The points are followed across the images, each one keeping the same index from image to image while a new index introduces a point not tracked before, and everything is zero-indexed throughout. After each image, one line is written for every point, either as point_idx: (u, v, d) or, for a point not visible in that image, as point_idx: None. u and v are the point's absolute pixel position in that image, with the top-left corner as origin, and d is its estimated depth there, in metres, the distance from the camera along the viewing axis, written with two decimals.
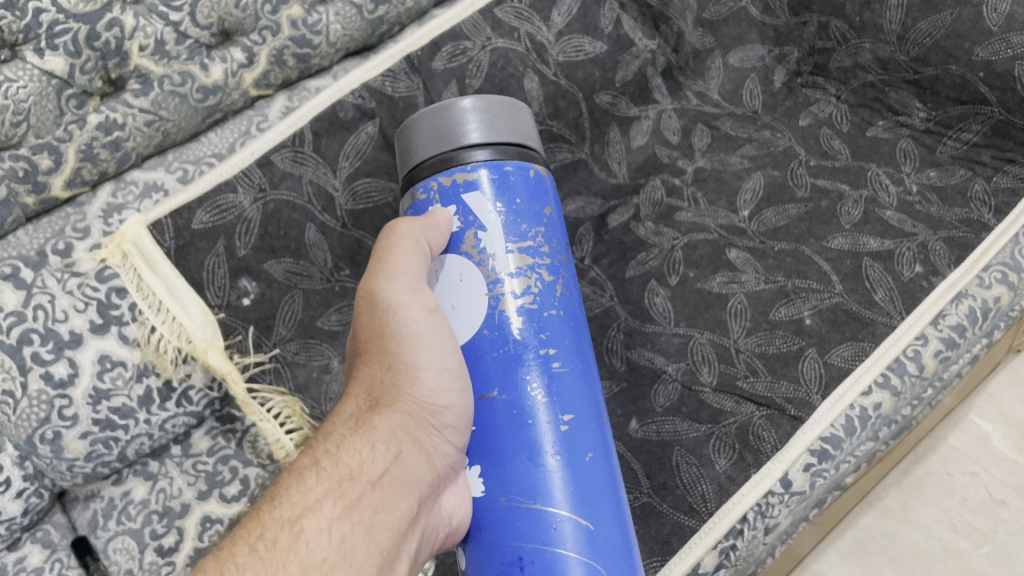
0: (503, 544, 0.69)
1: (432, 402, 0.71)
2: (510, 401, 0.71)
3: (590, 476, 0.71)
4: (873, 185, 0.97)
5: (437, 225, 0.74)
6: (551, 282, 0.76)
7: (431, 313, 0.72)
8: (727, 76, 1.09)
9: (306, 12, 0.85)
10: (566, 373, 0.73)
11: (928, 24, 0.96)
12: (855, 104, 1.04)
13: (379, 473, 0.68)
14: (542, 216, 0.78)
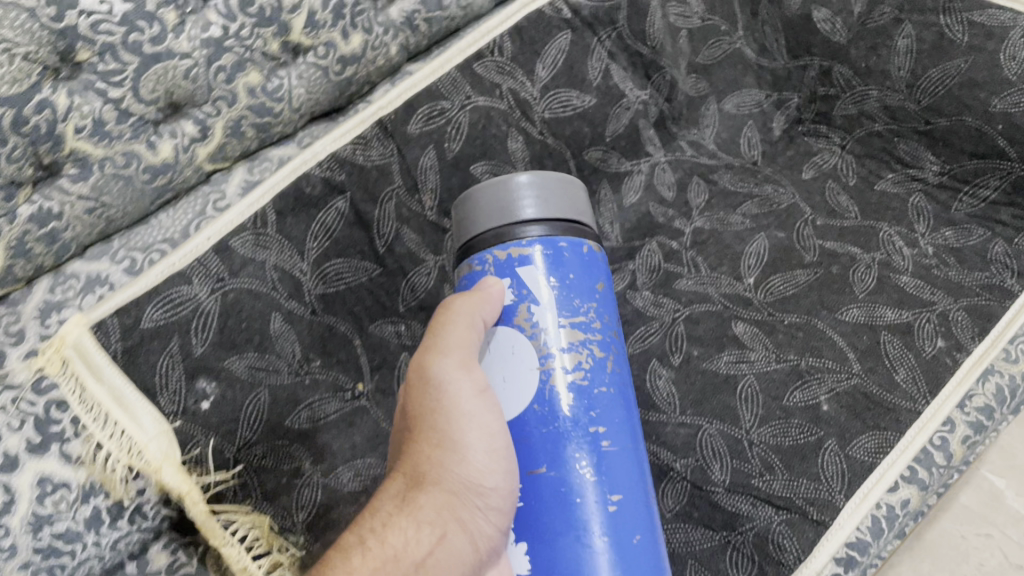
0: None
1: (479, 484, 0.65)
2: (559, 477, 0.66)
3: (638, 563, 0.66)
4: (885, 248, 0.90)
5: (491, 297, 0.70)
6: (603, 358, 0.72)
7: (481, 393, 0.68)
8: (723, 123, 1.03)
9: (265, 78, 0.77)
10: (617, 451, 0.68)
11: (939, 71, 0.90)
12: (862, 155, 0.97)
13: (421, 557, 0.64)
14: (595, 291, 0.74)
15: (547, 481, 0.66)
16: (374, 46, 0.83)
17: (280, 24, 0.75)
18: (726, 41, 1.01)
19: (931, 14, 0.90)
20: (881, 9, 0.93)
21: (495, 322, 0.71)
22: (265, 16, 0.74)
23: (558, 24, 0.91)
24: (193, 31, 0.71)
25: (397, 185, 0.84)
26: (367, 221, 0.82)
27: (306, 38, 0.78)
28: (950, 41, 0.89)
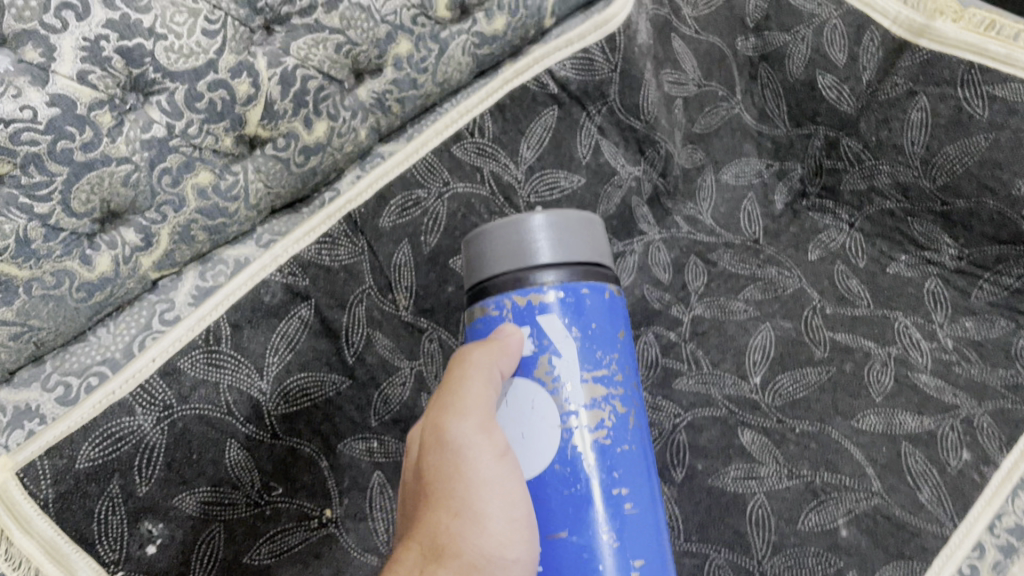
0: None
1: (501, 555, 0.58)
2: (583, 546, 0.63)
3: None
4: (902, 341, 0.83)
5: (509, 348, 0.65)
6: (624, 414, 0.68)
7: (499, 457, 0.61)
8: (721, 196, 0.96)
9: (217, 176, 0.68)
10: (638, 514, 0.66)
11: (957, 148, 0.84)
12: (872, 234, 0.90)
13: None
14: (617, 340, 0.70)
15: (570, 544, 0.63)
16: (341, 132, 0.75)
17: (234, 117, 0.67)
18: (724, 107, 0.95)
19: (948, 86, 0.83)
20: (893, 80, 0.86)
21: (512, 374, 0.66)
22: (216, 110, 0.66)
23: (543, 100, 0.86)
24: (133, 132, 0.63)
25: (369, 285, 0.77)
26: (333, 329, 0.74)
27: (264, 130, 0.70)
28: (969, 115, 0.82)
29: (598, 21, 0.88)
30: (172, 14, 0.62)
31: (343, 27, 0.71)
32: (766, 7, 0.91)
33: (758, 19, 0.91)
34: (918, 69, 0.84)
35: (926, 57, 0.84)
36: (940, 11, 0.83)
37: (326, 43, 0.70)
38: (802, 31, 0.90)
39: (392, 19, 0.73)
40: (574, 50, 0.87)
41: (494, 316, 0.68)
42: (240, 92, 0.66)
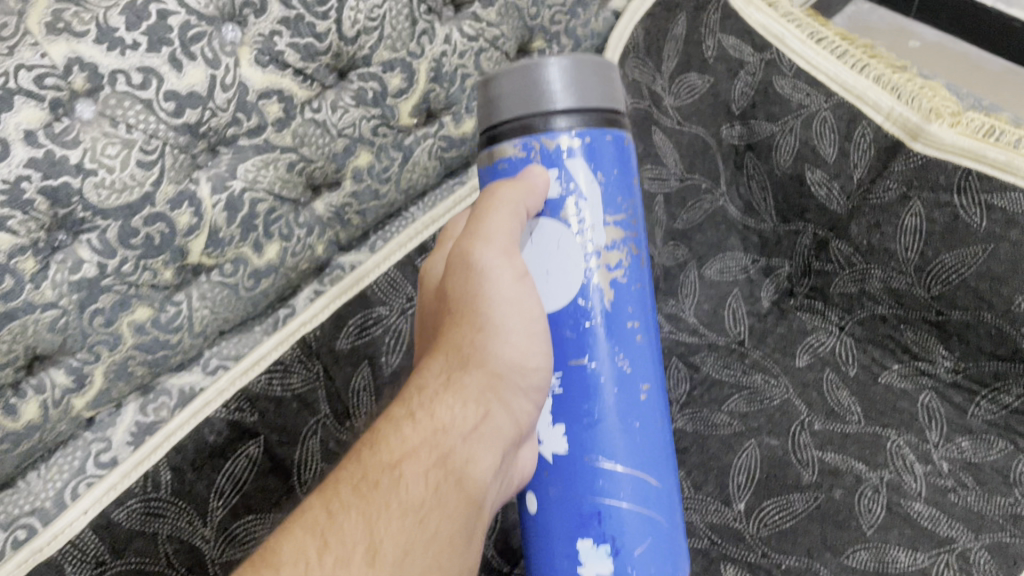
0: (578, 501, 0.61)
1: (522, 363, 0.58)
2: (593, 429, 0.61)
3: (649, 416, 0.63)
4: (894, 464, 0.78)
5: (535, 187, 0.60)
6: (639, 258, 0.64)
7: (521, 279, 0.59)
8: (704, 293, 0.91)
9: (157, 310, 0.63)
10: (645, 344, 0.64)
11: (954, 257, 0.78)
12: (864, 339, 0.86)
13: (467, 431, 0.56)
14: (633, 182, 0.64)
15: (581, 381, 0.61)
16: (295, 251, 0.70)
17: (173, 251, 0.62)
18: (708, 199, 0.93)
19: (942, 192, 0.78)
20: (885, 183, 0.81)
21: (538, 213, 0.61)
22: (154, 244, 0.60)
23: None
24: (60, 274, 0.57)
25: (324, 413, 0.73)
26: (283, 465, 0.71)
27: (209, 258, 0.64)
28: (966, 225, 0.77)
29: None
30: (103, 147, 0.57)
31: (296, 145, 0.66)
32: (751, 94, 0.89)
33: (743, 107, 0.90)
34: (911, 173, 0.79)
35: (921, 161, 0.79)
36: (936, 115, 0.78)
37: (277, 162, 0.65)
38: (789, 121, 0.87)
39: (350, 132, 0.69)
40: None
41: (517, 158, 0.60)
42: (180, 222, 0.61)
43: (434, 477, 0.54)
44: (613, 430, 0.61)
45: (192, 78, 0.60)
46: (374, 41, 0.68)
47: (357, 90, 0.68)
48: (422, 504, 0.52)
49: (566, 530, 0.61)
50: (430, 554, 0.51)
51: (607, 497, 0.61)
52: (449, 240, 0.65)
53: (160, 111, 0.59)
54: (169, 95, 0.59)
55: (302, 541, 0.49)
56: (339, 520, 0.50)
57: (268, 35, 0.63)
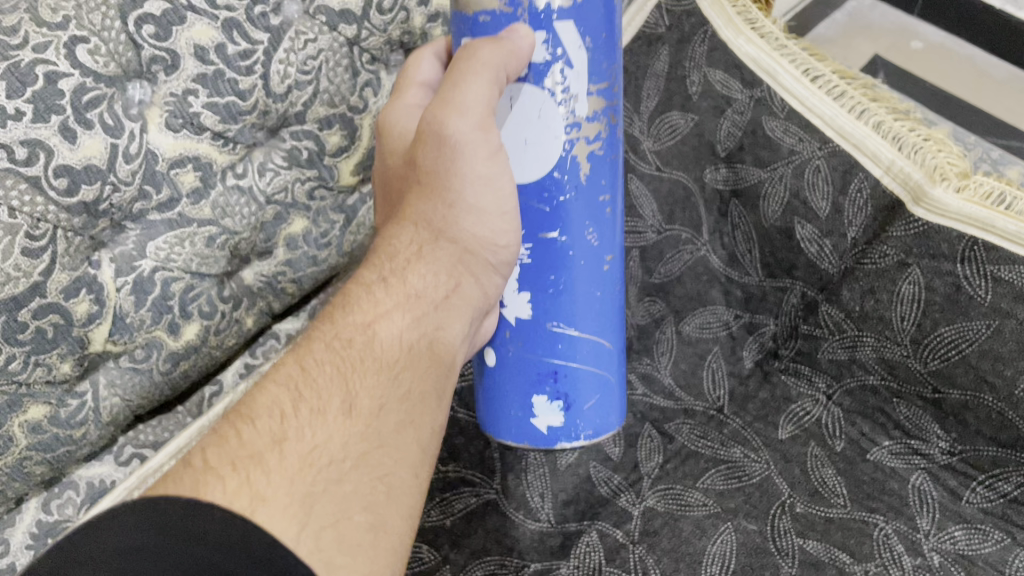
0: (541, 362, 0.65)
1: (491, 241, 0.59)
2: (556, 296, 0.63)
3: (609, 286, 0.65)
4: (881, 556, 0.72)
5: (519, 51, 0.56)
6: (617, 126, 0.63)
7: (495, 153, 0.57)
8: (681, 352, 0.85)
9: (57, 406, 0.56)
10: (613, 218, 0.64)
11: (953, 331, 0.71)
12: (853, 411, 0.80)
13: (440, 298, 0.58)
14: (619, 46, 0.61)
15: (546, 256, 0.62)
16: (219, 328, 0.63)
17: (71, 342, 0.54)
18: (688, 248, 0.86)
19: (945, 260, 0.70)
20: (881, 248, 0.74)
21: (521, 77, 0.58)
22: (46, 337, 0.53)
23: None
24: None
25: None
26: None
27: (115, 345, 0.57)
28: (969, 297, 0.70)
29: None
30: None
31: (216, 217, 0.59)
32: (738, 135, 0.81)
33: (730, 148, 0.82)
34: (910, 240, 0.72)
35: (922, 227, 0.71)
36: (942, 175, 0.70)
37: (194, 237, 0.58)
38: (779, 168, 0.79)
39: (281, 198, 0.63)
40: None
41: (501, 15, 0.57)
42: (77, 311, 0.53)
43: (408, 341, 0.55)
44: (573, 299, 0.63)
45: (89, 150, 0.50)
46: (308, 96, 0.61)
47: (290, 149, 0.62)
48: (396, 361, 0.53)
49: (524, 386, 0.65)
50: (405, 408, 0.52)
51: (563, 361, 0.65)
52: (415, 87, 0.61)
53: (50, 190, 0.49)
54: (60, 171, 0.49)
55: (275, 395, 0.48)
56: (311, 375, 0.50)
57: (182, 94, 0.54)
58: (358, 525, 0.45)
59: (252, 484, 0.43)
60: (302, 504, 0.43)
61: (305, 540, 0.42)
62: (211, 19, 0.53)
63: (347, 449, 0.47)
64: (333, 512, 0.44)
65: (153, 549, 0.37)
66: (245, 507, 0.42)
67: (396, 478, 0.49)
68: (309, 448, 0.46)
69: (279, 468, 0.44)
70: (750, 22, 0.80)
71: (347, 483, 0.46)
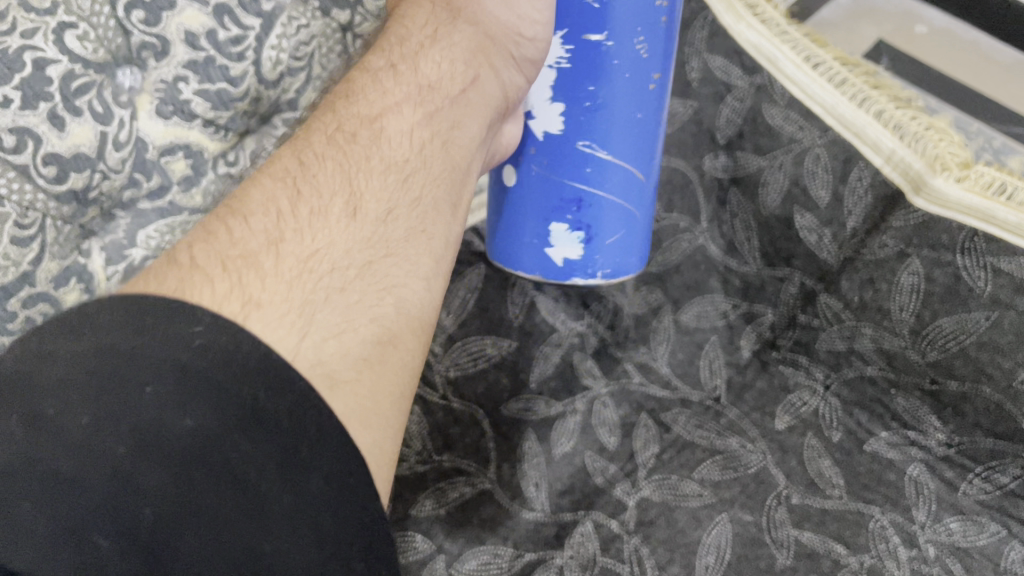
0: (564, 180, 0.77)
1: (514, 30, 0.62)
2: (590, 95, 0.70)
3: (649, 101, 0.72)
4: (876, 548, 0.72)
5: None
6: None
7: None
8: (680, 341, 0.85)
9: None
10: (666, 29, 0.68)
11: (952, 322, 0.71)
12: (850, 402, 0.79)
13: (455, 93, 0.57)
14: None
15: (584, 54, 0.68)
16: None
17: None
18: (686, 238, 0.88)
19: (944, 250, 0.70)
20: (881, 238, 0.74)
21: None
22: None
23: None
24: None
25: None
26: None
27: None
28: (968, 288, 0.69)
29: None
30: None
31: (208, 207, 0.57)
32: (738, 122, 0.81)
33: (729, 137, 0.82)
34: (910, 230, 0.71)
35: (922, 217, 0.70)
36: (943, 164, 0.68)
37: (186, 226, 0.57)
38: (779, 156, 0.79)
39: None
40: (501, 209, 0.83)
41: None
42: (67, 302, 0.52)
43: (418, 139, 0.53)
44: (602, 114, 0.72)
45: (77, 137, 0.49)
46: (300, 83, 0.59)
47: (283, 136, 0.60)
48: (408, 158, 0.51)
49: (549, 208, 0.79)
50: (414, 215, 0.50)
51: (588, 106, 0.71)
52: None
53: (38, 178, 0.49)
54: (48, 158, 0.49)
55: (272, 190, 0.46)
56: (312, 170, 0.48)
57: (172, 80, 0.54)
58: (365, 340, 0.44)
59: (246, 287, 0.41)
60: (302, 311, 0.42)
61: (308, 348, 0.41)
62: (202, 3, 0.53)
63: (352, 254, 0.46)
64: (338, 323, 0.43)
65: (126, 350, 0.37)
66: (237, 310, 0.40)
67: (405, 291, 0.47)
68: (311, 251, 0.44)
69: (276, 272, 0.42)
70: (751, 8, 0.77)
71: (350, 292, 0.45)
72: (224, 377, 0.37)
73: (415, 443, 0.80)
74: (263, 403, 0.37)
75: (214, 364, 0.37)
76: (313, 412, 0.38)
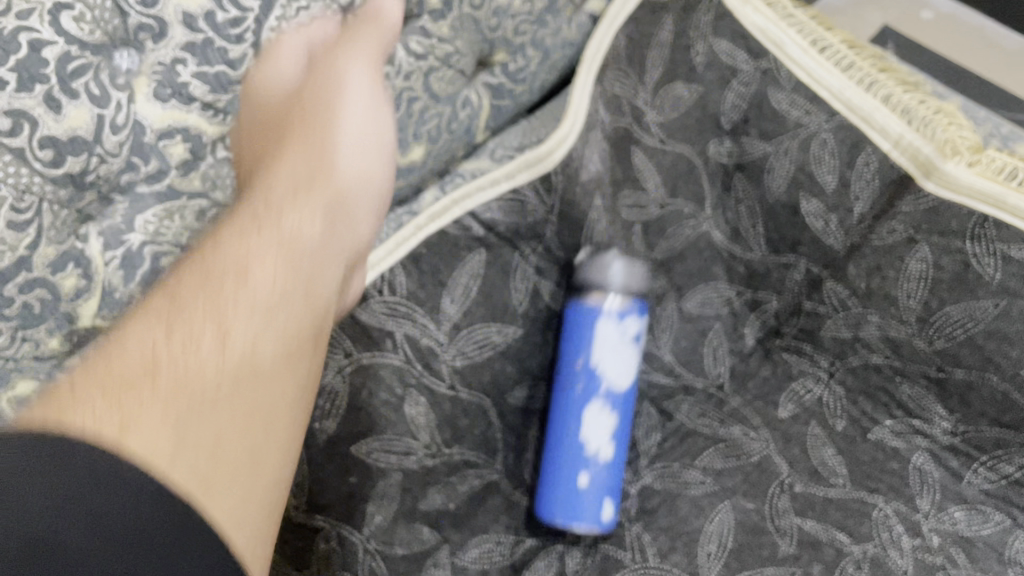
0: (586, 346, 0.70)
1: (365, 174, 0.65)
2: (587, 391, 0.73)
3: None
4: (879, 537, 0.72)
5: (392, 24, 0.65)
6: None
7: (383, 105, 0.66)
8: (682, 329, 0.81)
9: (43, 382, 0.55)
10: None
11: (960, 310, 0.71)
12: (855, 389, 0.79)
13: (316, 246, 0.60)
14: None
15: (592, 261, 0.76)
16: None
17: (58, 318, 0.53)
18: (691, 223, 0.80)
19: (954, 237, 0.71)
20: (890, 224, 0.73)
21: None
22: (33, 312, 0.51)
23: (467, 244, 0.74)
24: None
25: None
26: None
27: (103, 322, 0.55)
28: (977, 275, 0.70)
29: (532, 158, 0.75)
30: None
31: (207, 189, 0.57)
32: (743, 107, 0.78)
33: (734, 121, 0.79)
34: (920, 215, 0.72)
35: (932, 204, 0.71)
36: (953, 150, 0.71)
37: (183, 211, 0.56)
38: (784, 141, 0.77)
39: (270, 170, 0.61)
40: (500, 191, 0.75)
41: None
42: (65, 287, 0.52)
43: (282, 278, 0.56)
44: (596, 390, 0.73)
45: (74, 120, 0.49)
46: None
47: None
48: (275, 299, 0.55)
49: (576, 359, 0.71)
50: (281, 341, 0.54)
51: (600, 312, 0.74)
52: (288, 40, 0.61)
53: (35, 161, 0.48)
54: (45, 142, 0.48)
55: (146, 332, 0.49)
56: (182, 312, 0.51)
57: (170, 63, 0.53)
58: (231, 454, 0.48)
59: (125, 410, 0.45)
60: (173, 431, 0.46)
61: (178, 466, 0.45)
62: None
63: (220, 376, 0.50)
64: (205, 438, 0.47)
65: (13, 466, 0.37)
66: (114, 435, 0.43)
67: (270, 416, 0.52)
68: (180, 375, 0.48)
69: (151, 401, 0.46)
70: None
71: (221, 408, 0.49)
72: (100, 480, 0.39)
73: (421, 436, 0.71)
74: (144, 517, 0.39)
75: (90, 475, 0.39)
76: (184, 516, 0.41)
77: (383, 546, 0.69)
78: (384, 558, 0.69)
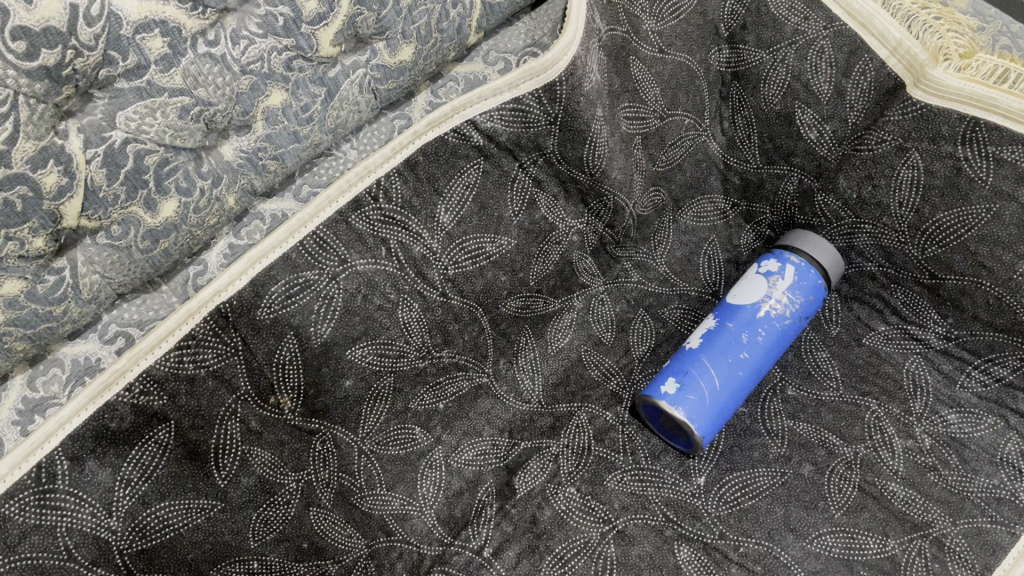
0: (718, 335, 0.72)
1: None
2: (754, 314, 0.72)
3: None
4: (871, 438, 0.73)
5: None
6: None
7: None
8: (679, 240, 0.85)
9: (33, 282, 0.54)
10: None
11: (953, 216, 0.70)
12: (850, 296, 0.81)
13: None
14: None
15: (795, 237, 0.76)
16: (199, 206, 0.60)
17: (43, 216, 0.51)
18: (691, 134, 0.81)
19: (945, 143, 0.68)
20: (879, 133, 0.72)
21: None
22: (15, 211, 0.50)
23: (466, 153, 0.70)
24: None
25: (244, 388, 0.65)
26: (198, 450, 0.63)
27: (89, 221, 0.54)
28: (969, 180, 0.68)
29: (535, 66, 0.69)
30: None
31: (188, 87, 0.54)
32: (742, 13, 0.74)
33: (733, 28, 0.76)
34: (909, 123, 0.69)
35: (921, 109, 0.68)
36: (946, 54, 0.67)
37: (166, 107, 0.54)
38: (782, 49, 0.74)
39: (256, 68, 0.57)
40: (502, 100, 0.69)
41: None
42: (46, 185, 0.50)
43: None
44: (763, 323, 0.72)
45: (46, 9, 0.46)
46: None
47: (265, 15, 0.55)
48: None
49: (716, 344, 0.72)
50: None
51: (780, 266, 0.74)
52: None
53: (8, 53, 0.46)
54: (17, 33, 0.45)
55: None
56: None
57: None
58: None
59: None
60: None
61: None
62: None
63: None
64: None
65: None
66: None
67: None
68: None
69: None
70: None
71: None
72: None
73: (415, 340, 0.74)
74: None
75: None
76: None
77: (378, 446, 0.73)
78: (378, 458, 0.73)
